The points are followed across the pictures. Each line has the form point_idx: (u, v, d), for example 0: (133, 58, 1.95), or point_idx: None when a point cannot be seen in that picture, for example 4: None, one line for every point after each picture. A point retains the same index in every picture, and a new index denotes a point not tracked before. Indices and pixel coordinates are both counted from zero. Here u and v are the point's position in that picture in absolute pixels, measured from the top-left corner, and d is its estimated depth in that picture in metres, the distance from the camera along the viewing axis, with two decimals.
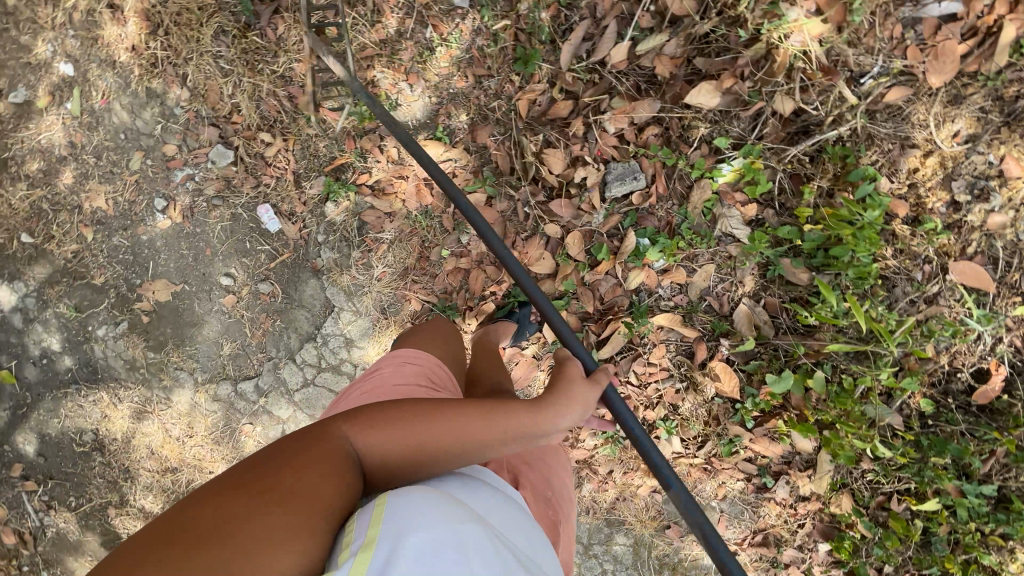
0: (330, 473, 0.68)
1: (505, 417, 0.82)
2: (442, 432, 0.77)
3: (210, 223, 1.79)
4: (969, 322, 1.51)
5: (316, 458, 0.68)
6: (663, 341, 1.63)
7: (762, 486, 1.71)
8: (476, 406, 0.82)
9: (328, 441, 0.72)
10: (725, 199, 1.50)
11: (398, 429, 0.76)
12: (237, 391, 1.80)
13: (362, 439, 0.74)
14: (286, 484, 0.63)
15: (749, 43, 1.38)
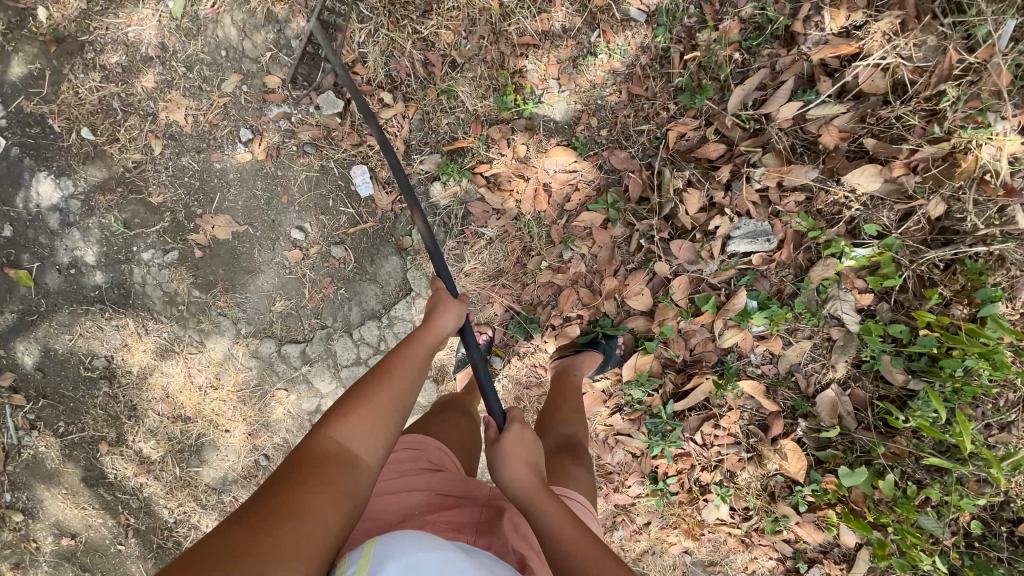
0: (333, 473, 0.71)
1: (421, 350, 0.97)
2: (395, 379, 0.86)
3: (295, 169, 1.64)
4: None
5: (317, 466, 0.71)
6: (738, 407, 1.59)
7: (793, 569, 1.68)
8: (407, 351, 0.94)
9: (313, 447, 0.74)
10: (844, 282, 1.48)
11: (368, 403, 0.80)
12: (279, 352, 1.67)
13: (346, 426, 0.76)
14: (292, 497, 0.66)
15: (935, 139, 1.31)
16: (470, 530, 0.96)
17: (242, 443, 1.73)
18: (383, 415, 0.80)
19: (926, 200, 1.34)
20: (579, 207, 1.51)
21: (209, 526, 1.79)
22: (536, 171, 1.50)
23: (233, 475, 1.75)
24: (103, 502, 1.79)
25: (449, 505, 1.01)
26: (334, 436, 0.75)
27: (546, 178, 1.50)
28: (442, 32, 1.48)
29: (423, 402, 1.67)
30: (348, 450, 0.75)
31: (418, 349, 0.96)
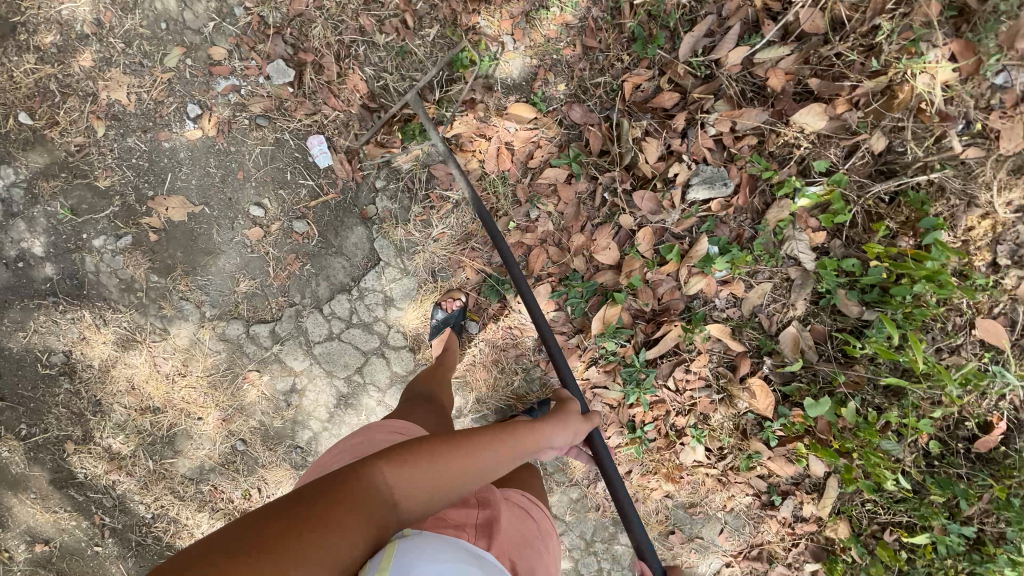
0: (369, 506, 0.73)
1: (519, 445, 0.93)
2: (478, 463, 0.84)
3: (249, 143, 1.61)
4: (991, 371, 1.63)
5: (358, 493, 0.73)
6: (707, 351, 1.65)
7: (768, 503, 1.77)
8: (504, 435, 0.91)
9: (363, 477, 0.76)
10: (798, 222, 1.54)
11: (434, 464, 0.81)
12: (248, 333, 1.63)
13: (400, 472, 0.78)
14: (326, 516, 0.69)
15: (872, 73, 1.39)
16: (470, 526, 0.93)
17: (217, 430, 1.69)
18: (443, 480, 0.80)
19: (869, 133, 1.41)
20: (541, 164, 1.52)
21: (190, 519, 1.75)
22: (496, 130, 1.50)
23: (210, 464, 1.71)
24: (74, 503, 1.73)
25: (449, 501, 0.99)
26: (383, 475, 0.77)
27: (507, 137, 1.51)
28: None
29: (399, 374, 1.66)
30: (390, 495, 0.77)
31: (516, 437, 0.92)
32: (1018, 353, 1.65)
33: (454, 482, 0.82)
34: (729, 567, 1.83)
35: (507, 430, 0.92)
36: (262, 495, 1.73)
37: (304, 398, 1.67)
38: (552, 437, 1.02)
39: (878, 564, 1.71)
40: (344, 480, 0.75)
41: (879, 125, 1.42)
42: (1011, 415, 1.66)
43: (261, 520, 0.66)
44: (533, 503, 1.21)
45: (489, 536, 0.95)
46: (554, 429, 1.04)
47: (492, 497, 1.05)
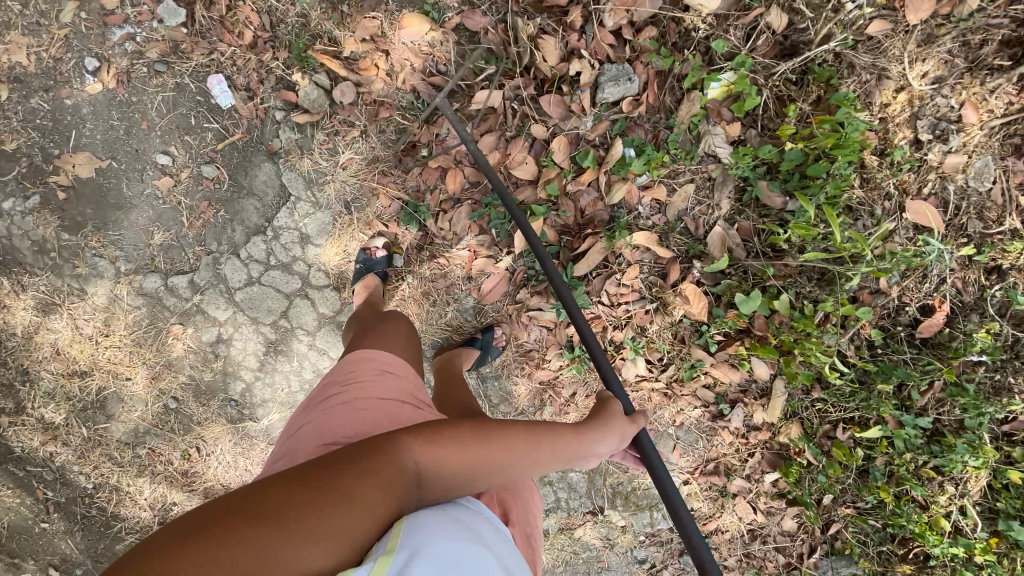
0: (393, 486, 0.69)
1: (553, 445, 0.88)
2: (504, 456, 0.80)
3: (149, 92, 1.57)
4: (930, 242, 1.57)
5: (384, 469, 0.69)
6: (637, 261, 1.63)
7: (718, 414, 1.74)
8: (536, 432, 0.87)
9: (389, 453, 0.71)
10: (712, 116, 1.51)
11: (462, 450, 0.77)
12: (167, 286, 1.60)
13: (426, 453, 0.74)
14: (344, 492, 0.65)
15: None
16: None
17: (147, 390, 1.65)
18: (468, 468, 0.76)
19: (765, 7, 1.42)
20: (444, 80, 1.49)
21: (131, 486, 1.70)
22: (394, 49, 1.47)
23: (145, 426, 1.67)
24: (13, 480, 1.69)
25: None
26: (413, 455, 0.73)
27: (405, 54, 1.48)
28: None
29: (326, 314, 1.61)
30: (415, 476, 0.72)
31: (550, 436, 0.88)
32: (953, 233, 1.62)
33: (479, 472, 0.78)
34: (687, 484, 1.82)
35: (542, 431, 0.88)
36: (202, 453, 1.69)
37: (231, 348, 1.62)
38: (593, 445, 0.95)
39: (835, 465, 1.68)
40: (372, 459, 0.69)
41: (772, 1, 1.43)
42: (953, 298, 1.63)
43: (280, 489, 0.63)
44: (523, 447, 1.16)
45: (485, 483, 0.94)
46: (596, 435, 0.97)
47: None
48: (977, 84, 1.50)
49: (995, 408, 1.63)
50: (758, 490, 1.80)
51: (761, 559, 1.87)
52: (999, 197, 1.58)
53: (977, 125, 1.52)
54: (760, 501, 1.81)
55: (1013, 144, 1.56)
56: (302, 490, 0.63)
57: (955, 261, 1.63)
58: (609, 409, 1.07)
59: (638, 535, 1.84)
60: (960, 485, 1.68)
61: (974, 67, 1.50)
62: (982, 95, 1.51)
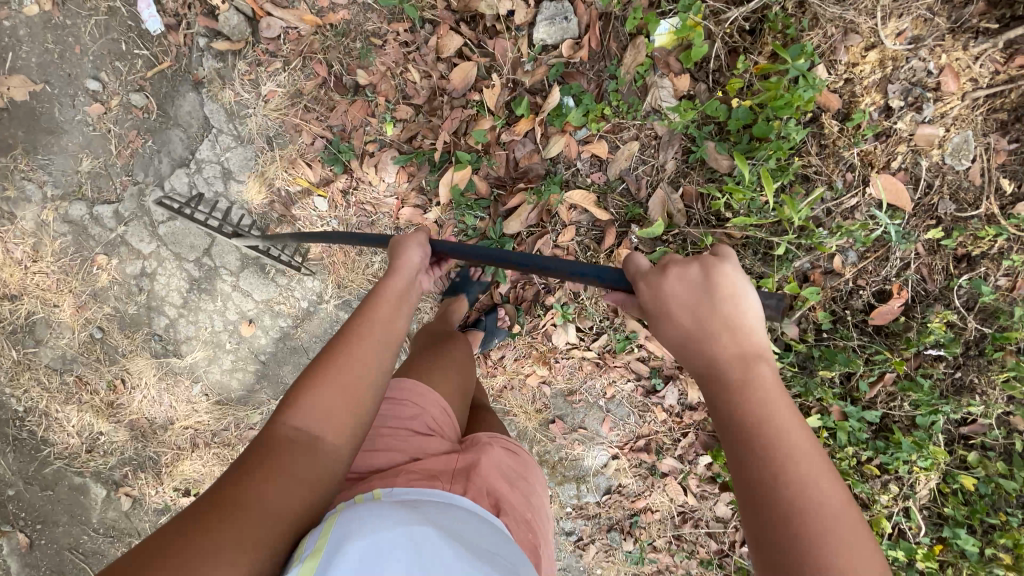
0: (300, 452, 0.61)
1: (396, 302, 0.81)
2: (365, 353, 0.71)
3: (83, 15, 1.53)
4: (877, 214, 1.44)
5: (282, 448, 0.61)
6: (573, 223, 1.52)
7: (651, 390, 1.68)
8: (387, 308, 0.79)
9: (275, 438, 0.62)
10: (659, 66, 1.38)
11: (325, 377, 0.67)
12: (92, 215, 1.58)
13: (307, 407, 0.64)
14: (251, 491, 0.56)
15: None
16: (443, 475, 0.83)
17: (74, 318, 1.65)
18: (326, 387, 0.66)
19: None
20: (374, 13, 1.41)
21: (61, 412, 1.73)
22: None
23: (72, 354, 1.68)
24: None
25: (425, 452, 0.89)
26: (281, 423, 0.63)
27: None
28: None
29: (249, 255, 1.60)
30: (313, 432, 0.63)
31: (387, 297, 0.80)
32: (922, 213, 1.48)
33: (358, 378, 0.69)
34: (616, 461, 1.77)
35: (389, 305, 0.79)
36: (127, 386, 1.70)
37: (155, 283, 1.61)
38: (409, 268, 0.86)
39: None
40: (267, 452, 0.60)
41: None
42: (916, 286, 1.51)
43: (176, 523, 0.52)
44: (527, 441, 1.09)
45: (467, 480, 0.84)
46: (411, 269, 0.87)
47: (479, 443, 0.95)
48: (958, 49, 1.38)
49: (952, 407, 1.53)
50: (690, 472, 1.73)
51: (692, 544, 1.78)
52: (977, 177, 1.44)
53: (957, 95, 1.40)
54: (692, 484, 1.73)
55: (997, 120, 1.42)
56: (200, 511, 0.53)
57: (923, 245, 1.49)
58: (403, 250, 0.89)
59: (564, 507, 1.84)
60: (906, 485, 1.59)
61: (956, 29, 1.37)
62: (967, 61, 1.38)
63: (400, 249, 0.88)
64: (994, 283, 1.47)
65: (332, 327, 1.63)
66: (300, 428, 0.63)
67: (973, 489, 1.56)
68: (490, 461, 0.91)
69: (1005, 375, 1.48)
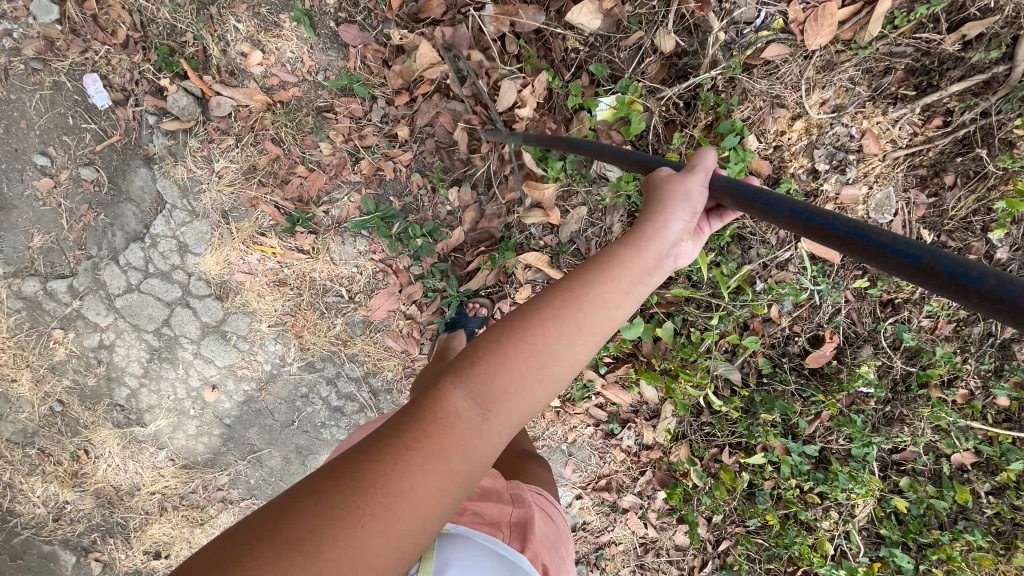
0: (455, 444, 0.55)
1: (629, 277, 0.66)
2: (555, 353, 0.60)
3: (27, 90, 1.47)
4: (802, 280, 1.56)
5: (441, 428, 0.55)
6: (529, 283, 1.54)
7: (609, 433, 1.78)
8: (609, 273, 0.65)
9: (442, 412, 0.56)
10: (603, 138, 1.45)
11: (506, 365, 0.59)
12: (46, 290, 1.56)
13: (480, 387, 0.58)
14: (391, 476, 0.52)
15: None
16: (504, 525, 0.85)
17: (33, 392, 1.64)
18: (502, 390, 0.58)
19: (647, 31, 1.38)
20: (325, 90, 1.44)
21: (23, 483, 1.71)
22: (271, 55, 1.41)
23: (32, 427, 1.67)
24: None
25: (480, 498, 0.91)
26: (455, 397, 0.57)
27: (284, 63, 1.42)
28: None
29: (209, 324, 1.60)
30: (480, 417, 0.57)
31: (632, 262, 0.66)
32: (849, 264, 1.58)
33: (540, 377, 0.60)
34: (579, 499, 1.86)
35: (606, 273, 0.65)
36: (91, 455, 1.69)
37: (113, 354, 1.61)
38: (663, 238, 0.69)
39: (720, 487, 1.71)
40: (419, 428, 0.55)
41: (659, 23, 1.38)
42: (846, 329, 1.63)
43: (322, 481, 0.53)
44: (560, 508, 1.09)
45: (525, 536, 0.85)
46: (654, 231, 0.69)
47: (525, 500, 0.96)
48: (878, 114, 1.46)
49: (883, 438, 1.65)
50: (648, 506, 1.83)
51: (655, 572, 1.87)
52: (899, 229, 1.55)
53: (877, 156, 1.49)
54: (651, 517, 1.83)
55: (917, 176, 1.52)
56: (346, 479, 0.52)
57: (850, 292, 1.61)
58: (665, 190, 0.72)
59: None
60: (846, 511, 1.71)
61: (876, 96, 1.45)
62: (887, 125, 1.47)
63: (670, 187, 0.72)
64: (917, 325, 1.60)
65: (297, 388, 1.66)
66: (465, 406, 0.57)
67: (907, 510, 1.69)
68: (540, 525, 0.92)
69: (930, 407, 1.62)
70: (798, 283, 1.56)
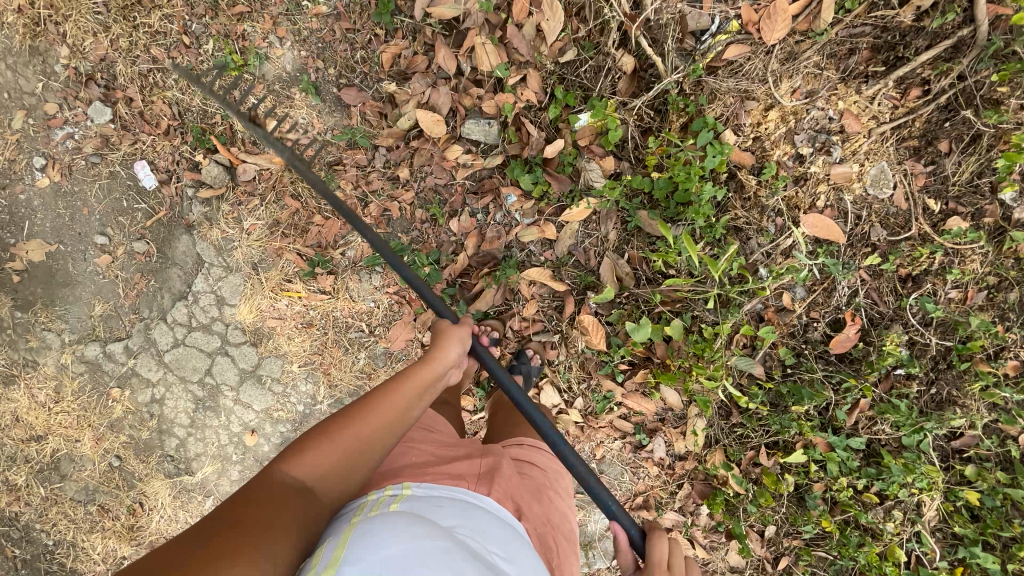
0: (296, 501, 0.67)
1: (425, 378, 0.90)
2: (377, 426, 0.77)
3: (89, 181, 1.74)
4: (800, 256, 1.54)
5: (283, 495, 0.67)
6: (535, 296, 1.65)
7: (639, 445, 1.72)
8: (410, 379, 0.87)
9: (268, 483, 0.68)
10: (585, 153, 1.54)
11: (336, 443, 0.74)
12: (105, 352, 1.75)
13: (304, 461, 0.71)
14: (249, 525, 0.61)
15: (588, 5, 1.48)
16: (470, 476, 0.92)
17: (95, 450, 1.79)
18: (337, 462, 0.73)
19: (610, 51, 1.48)
20: (334, 146, 1.61)
21: (86, 541, 1.82)
22: (286, 123, 1.61)
23: (94, 483, 1.80)
24: None
25: (449, 460, 0.98)
26: (292, 473, 0.70)
27: (295, 128, 1.61)
28: (170, 21, 1.61)
29: (246, 369, 1.73)
30: (305, 486, 0.70)
31: (426, 366, 0.92)
32: (858, 243, 1.56)
33: (364, 453, 0.75)
34: None
35: (400, 379, 0.87)
36: (146, 508, 1.80)
37: (164, 408, 1.75)
38: (445, 356, 0.97)
39: (765, 493, 1.61)
40: (251, 493, 0.67)
41: (620, 42, 1.49)
42: (869, 311, 1.57)
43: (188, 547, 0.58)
44: (546, 457, 1.20)
45: (491, 483, 0.93)
46: (441, 352, 0.99)
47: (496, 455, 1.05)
48: (853, 94, 1.50)
49: (935, 423, 1.53)
50: (693, 523, 1.72)
51: None
52: (903, 202, 1.53)
53: (862, 133, 1.51)
54: (697, 535, 1.73)
55: (909, 148, 1.52)
56: (207, 538, 0.59)
57: (865, 271, 1.57)
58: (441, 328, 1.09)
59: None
60: (910, 509, 1.56)
61: (847, 78, 1.49)
62: (864, 103, 1.50)
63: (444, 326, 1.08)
64: (944, 297, 1.52)
65: None
66: (294, 476, 0.70)
67: (979, 502, 1.52)
68: (507, 471, 1.01)
69: (980, 384, 1.50)
70: (798, 261, 1.55)
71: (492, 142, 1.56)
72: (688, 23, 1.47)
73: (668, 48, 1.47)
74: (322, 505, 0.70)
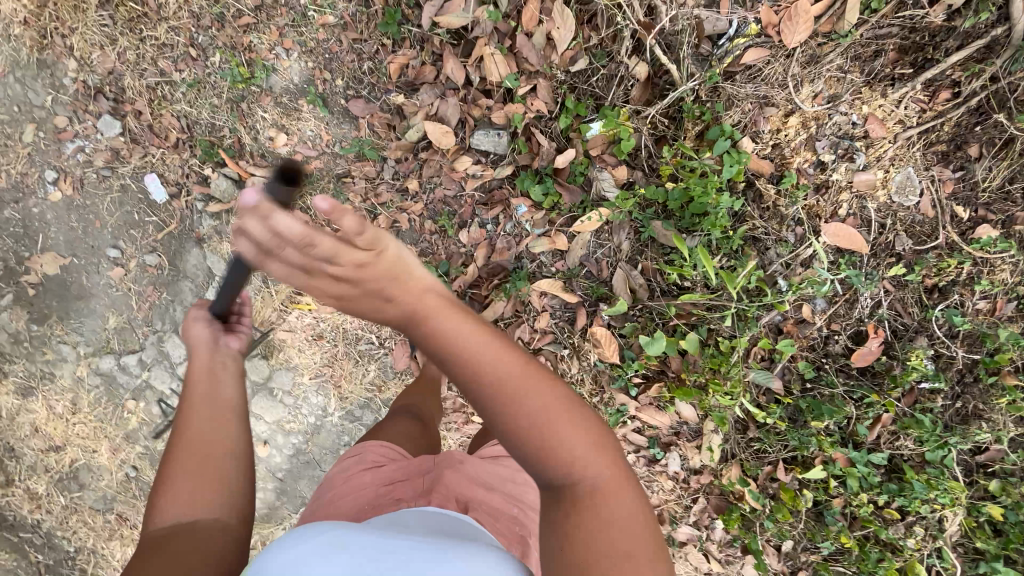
0: (192, 526, 0.75)
1: (205, 372, 0.95)
2: (209, 435, 0.85)
3: (100, 195, 1.75)
4: (822, 271, 1.49)
5: (175, 528, 0.74)
6: (546, 308, 1.62)
7: (653, 459, 1.68)
8: (199, 379, 0.94)
9: (157, 533, 0.73)
10: (597, 162, 1.51)
11: (191, 472, 0.80)
12: (120, 365, 1.77)
13: (172, 498, 0.77)
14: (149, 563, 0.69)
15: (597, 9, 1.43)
16: (409, 496, 1.02)
17: (111, 460, 1.81)
18: (212, 481, 0.80)
19: (622, 59, 1.44)
20: (342, 158, 1.59)
21: (105, 548, 1.85)
22: (294, 135, 1.59)
23: (112, 492, 1.83)
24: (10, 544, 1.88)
25: (390, 483, 1.08)
26: (165, 512, 0.76)
27: (303, 140, 1.60)
28: (176, 33, 1.60)
29: (258, 381, 1.74)
30: (198, 510, 0.77)
31: (209, 372, 0.96)
32: (882, 253, 1.50)
33: (223, 455, 0.83)
34: None
35: (189, 394, 0.91)
36: None
37: None
38: (203, 346, 1.01)
39: (781, 508, 1.57)
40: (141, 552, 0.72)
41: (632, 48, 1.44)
42: (893, 323, 1.52)
43: None
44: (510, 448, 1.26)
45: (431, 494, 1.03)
46: (195, 341, 1.02)
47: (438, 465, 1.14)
48: (878, 98, 1.44)
49: (959, 438, 1.48)
50: (707, 538, 1.68)
51: None
52: (929, 209, 1.47)
53: (887, 139, 1.45)
54: (712, 550, 1.69)
55: (936, 153, 1.45)
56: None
57: (889, 282, 1.52)
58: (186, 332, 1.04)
59: None
60: (933, 525, 1.51)
61: (871, 81, 1.43)
62: (889, 107, 1.44)
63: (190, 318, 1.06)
64: (971, 308, 1.46)
65: (340, 436, 1.74)
66: (177, 510, 0.76)
67: (1006, 519, 1.47)
68: (451, 478, 1.08)
69: (1009, 398, 1.44)
70: (818, 275, 1.50)
71: (502, 150, 1.53)
72: (705, 27, 1.41)
73: (684, 54, 1.42)
74: (216, 522, 0.77)
